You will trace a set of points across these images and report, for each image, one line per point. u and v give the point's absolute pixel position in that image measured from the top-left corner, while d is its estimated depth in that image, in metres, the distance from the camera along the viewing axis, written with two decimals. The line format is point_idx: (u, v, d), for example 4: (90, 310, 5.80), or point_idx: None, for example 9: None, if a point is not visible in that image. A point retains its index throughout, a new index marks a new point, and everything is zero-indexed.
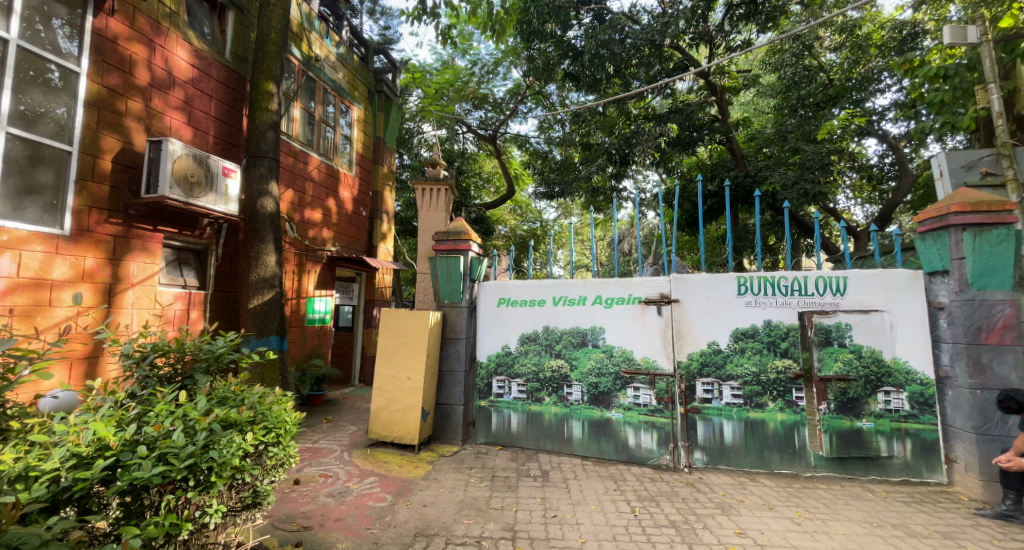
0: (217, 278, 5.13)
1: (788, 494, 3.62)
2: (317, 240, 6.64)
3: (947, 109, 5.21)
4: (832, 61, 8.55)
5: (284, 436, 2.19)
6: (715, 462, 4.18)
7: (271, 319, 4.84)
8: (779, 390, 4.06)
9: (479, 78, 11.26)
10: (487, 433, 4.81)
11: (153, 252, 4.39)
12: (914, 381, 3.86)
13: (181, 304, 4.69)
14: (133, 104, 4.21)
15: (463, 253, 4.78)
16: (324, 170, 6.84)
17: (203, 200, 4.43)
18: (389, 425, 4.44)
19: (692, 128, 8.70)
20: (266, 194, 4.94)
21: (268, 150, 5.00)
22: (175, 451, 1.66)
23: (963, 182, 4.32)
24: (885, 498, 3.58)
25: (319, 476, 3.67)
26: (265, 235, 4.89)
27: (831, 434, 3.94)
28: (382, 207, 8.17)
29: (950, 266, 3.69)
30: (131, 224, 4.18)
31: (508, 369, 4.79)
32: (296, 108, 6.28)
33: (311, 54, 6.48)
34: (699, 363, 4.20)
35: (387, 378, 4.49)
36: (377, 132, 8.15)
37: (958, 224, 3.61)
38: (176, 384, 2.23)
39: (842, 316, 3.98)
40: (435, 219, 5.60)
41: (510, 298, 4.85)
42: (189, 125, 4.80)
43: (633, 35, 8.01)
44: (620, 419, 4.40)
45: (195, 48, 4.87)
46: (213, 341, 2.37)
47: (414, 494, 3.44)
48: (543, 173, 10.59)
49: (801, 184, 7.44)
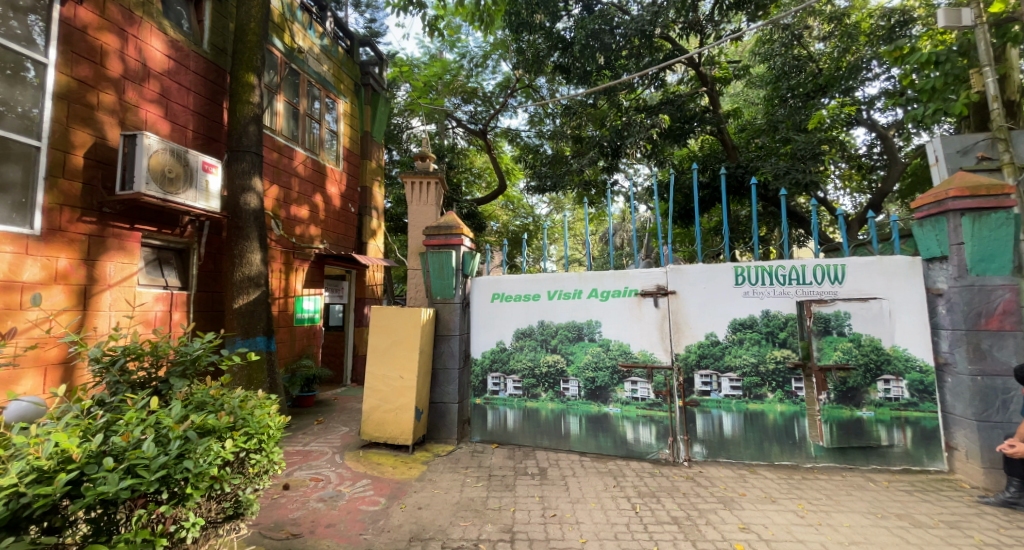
0: (200, 277, 4.94)
1: (789, 486, 3.56)
2: (304, 237, 6.47)
3: (938, 96, 5.23)
4: (821, 51, 8.63)
5: (267, 442, 2.03)
6: (714, 456, 4.11)
7: (257, 319, 4.71)
8: (778, 381, 4.00)
9: (468, 71, 11.14)
10: (483, 430, 4.72)
11: (131, 252, 4.20)
12: (913, 369, 3.82)
13: (162, 305, 4.51)
14: (105, 97, 4.01)
15: (454, 249, 4.66)
16: (311, 165, 6.67)
17: (183, 196, 4.25)
18: (382, 426, 4.32)
19: (684, 119, 8.63)
20: (249, 190, 4.79)
21: (250, 145, 4.84)
22: (146, 463, 1.52)
23: (959, 167, 4.36)
24: (887, 488, 3.54)
25: (309, 480, 3.54)
26: (249, 232, 4.74)
27: (832, 424, 3.89)
28: (371, 203, 8.00)
29: (948, 252, 3.67)
30: (106, 222, 4.00)
31: (503, 365, 4.70)
32: (280, 101, 6.09)
33: (294, 46, 6.30)
34: (697, 355, 4.13)
35: (380, 378, 4.37)
36: (364, 126, 7.97)
37: (956, 209, 3.58)
38: (147, 391, 2.06)
39: (841, 305, 3.93)
40: (425, 214, 5.42)
41: (504, 293, 4.74)
42: (166, 118, 4.61)
43: (624, 27, 7.97)
44: (618, 413, 4.32)
45: (171, 38, 4.66)
46: (189, 342, 2.21)
47: (409, 496, 3.34)
48: (534, 167, 10.46)
49: (793, 174, 7.44)
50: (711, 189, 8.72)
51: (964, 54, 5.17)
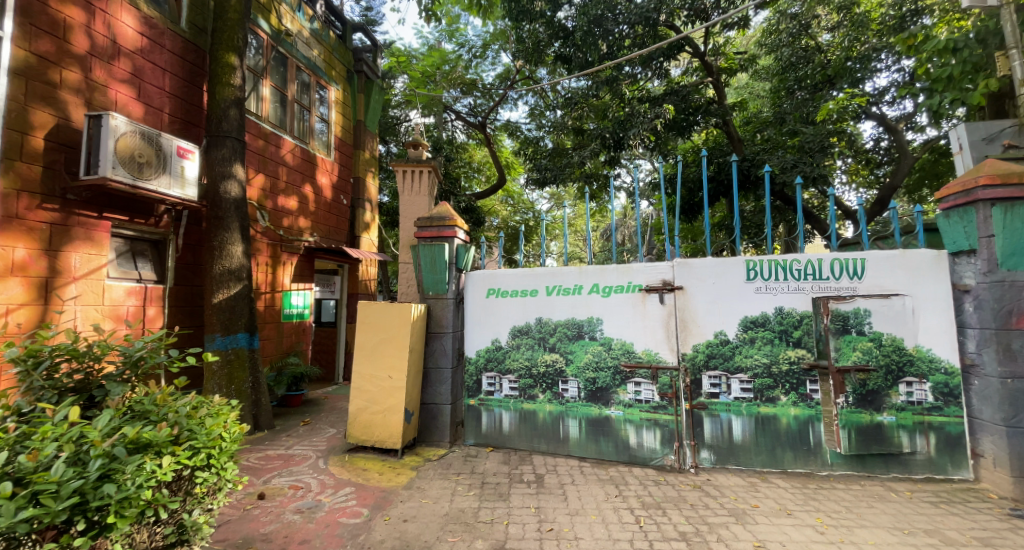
0: (178, 270, 4.67)
1: (805, 497, 3.30)
2: (292, 230, 6.21)
3: (955, 85, 5.02)
4: (829, 41, 8.37)
5: (219, 457, 1.77)
6: (723, 462, 3.85)
7: (239, 315, 4.46)
8: (792, 382, 3.75)
9: (467, 62, 10.81)
10: (477, 433, 4.46)
11: (100, 243, 3.94)
12: (938, 371, 3.56)
13: (135, 300, 4.25)
14: (69, 75, 3.76)
15: (448, 241, 4.39)
16: (300, 155, 6.39)
17: (155, 182, 3.97)
18: (369, 429, 4.06)
19: (689, 110, 8.35)
20: (230, 177, 4.51)
21: (231, 129, 4.56)
22: (53, 490, 1.30)
23: (984, 156, 4.10)
24: (910, 499, 3.28)
25: (288, 489, 3.29)
26: (229, 222, 4.47)
27: (850, 430, 3.62)
28: (364, 195, 7.74)
29: (977, 245, 3.40)
30: (71, 210, 3.75)
31: (498, 364, 4.44)
32: (266, 86, 5.81)
33: (281, 29, 6.01)
34: (705, 355, 3.88)
35: (367, 378, 4.11)
36: (357, 115, 7.70)
37: (986, 199, 3.32)
38: (77, 397, 1.83)
39: (861, 302, 3.65)
40: (417, 204, 5.14)
41: (500, 288, 4.47)
42: (139, 100, 4.33)
43: (627, 14, 7.70)
44: (619, 417, 4.07)
45: (144, 14, 4.38)
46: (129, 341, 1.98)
47: (394, 507, 3.08)
48: (535, 160, 10.16)
49: (800, 167, 7.23)
50: (717, 183, 8.39)
51: (982, 40, 4.92)
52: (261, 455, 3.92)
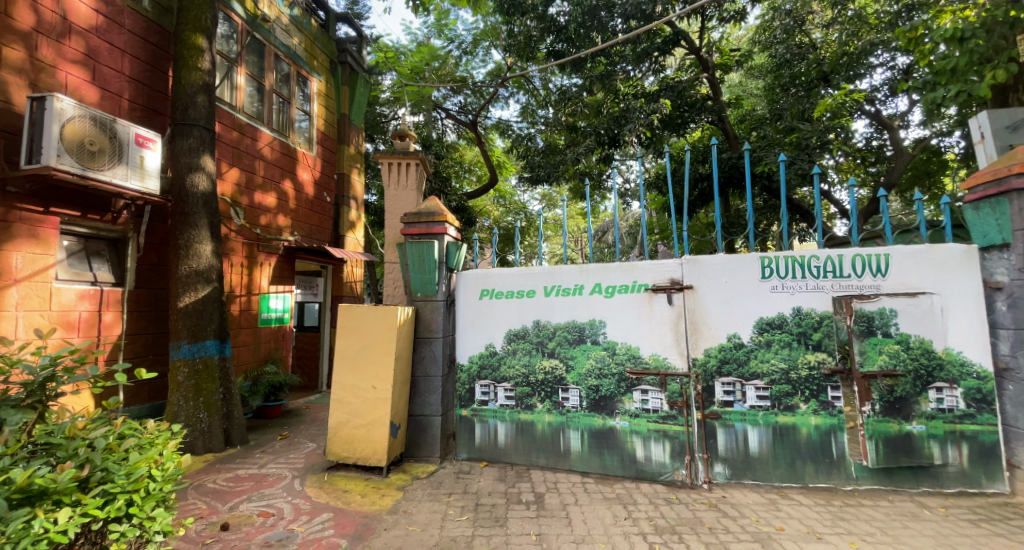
0: (139, 271, 4.26)
1: (832, 516, 3.00)
2: (270, 228, 5.81)
3: (959, 77, 4.72)
4: (824, 37, 8.12)
5: (142, 504, 1.45)
6: (738, 477, 3.54)
7: (207, 320, 4.07)
8: (812, 389, 3.45)
9: (457, 59, 10.47)
10: (470, 447, 4.12)
11: (46, 241, 3.56)
12: (970, 375, 3.28)
13: (89, 304, 3.85)
14: (11, 53, 3.39)
15: (437, 238, 4.05)
16: (278, 148, 6.00)
17: (109, 173, 3.57)
18: (350, 444, 3.69)
19: (685, 106, 8.06)
20: (197, 169, 4.12)
21: (198, 117, 4.18)
22: None
23: (1008, 145, 3.85)
24: (946, 517, 2.99)
25: (257, 516, 2.92)
26: (196, 218, 4.08)
27: (877, 441, 3.33)
28: (349, 192, 7.36)
29: (1010, 238, 3.13)
30: (12, 204, 3.37)
31: (493, 372, 4.10)
32: (240, 74, 5.42)
33: (257, 14, 5.63)
34: (718, 360, 3.57)
35: (348, 388, 3.74)
36: (341, 107, 7.32)
37: (1020, 188, 3.06)
38: None
39: (886, 301, 3.36)
40: (404, 199, 4.78)
41: (493, 289, 4.14)
42: (94, 84, 3.95)
43: (622, 7, 7.43)
44: (625, 428, 3.75)
45: None
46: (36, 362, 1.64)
47: (376, 537, 2.72)
48: (528, 157, 9.80)
49: (798, 163, 7.03)
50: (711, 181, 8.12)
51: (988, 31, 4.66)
52: (231, 476, 3.53)
